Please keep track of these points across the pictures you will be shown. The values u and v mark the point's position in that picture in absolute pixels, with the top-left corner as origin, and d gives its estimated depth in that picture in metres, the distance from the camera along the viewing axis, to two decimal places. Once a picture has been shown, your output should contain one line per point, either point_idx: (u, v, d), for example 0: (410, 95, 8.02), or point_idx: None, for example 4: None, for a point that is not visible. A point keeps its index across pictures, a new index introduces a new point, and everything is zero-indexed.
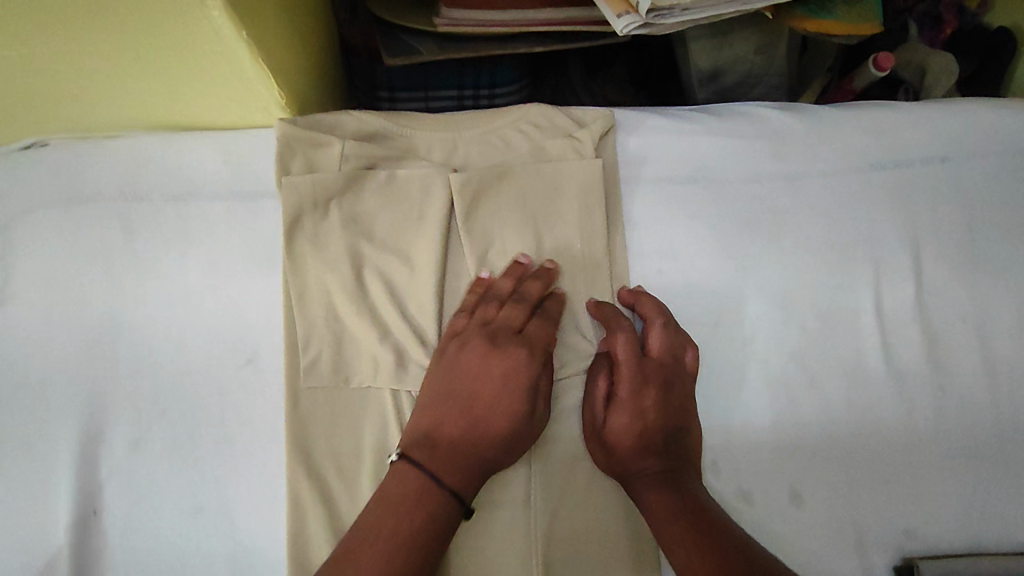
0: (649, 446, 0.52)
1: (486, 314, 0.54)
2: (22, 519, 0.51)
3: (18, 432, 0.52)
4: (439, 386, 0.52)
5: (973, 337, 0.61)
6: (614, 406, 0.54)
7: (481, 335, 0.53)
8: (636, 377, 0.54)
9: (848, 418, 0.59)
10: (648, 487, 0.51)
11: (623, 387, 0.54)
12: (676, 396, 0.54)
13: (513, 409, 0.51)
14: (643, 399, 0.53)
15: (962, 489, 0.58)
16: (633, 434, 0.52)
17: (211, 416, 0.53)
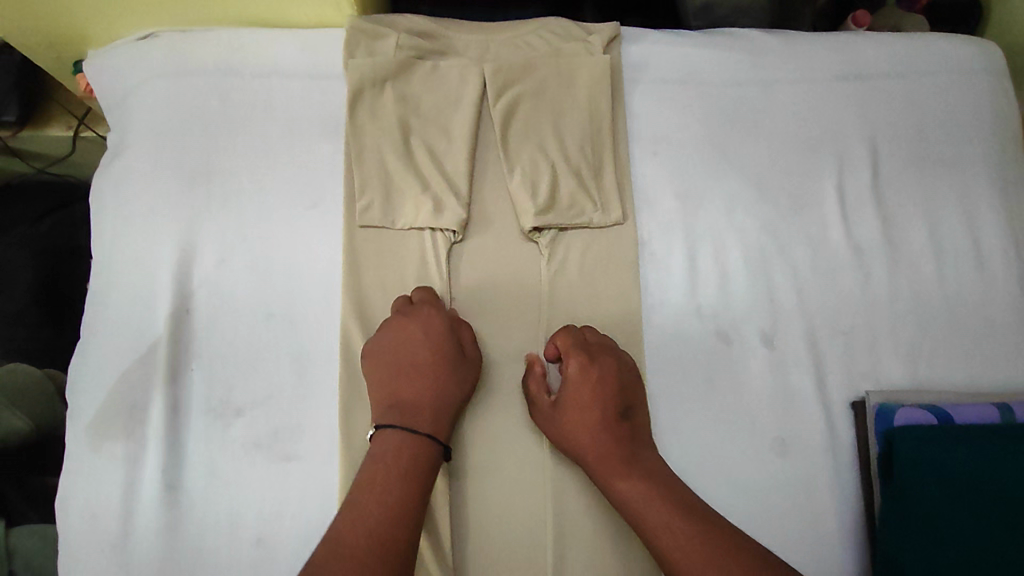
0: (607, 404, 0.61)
1: (418, 300, 0.63)
2: (133, 313, 0.64)
3: (132, 250, 0.66)
4: (387, 364, 0.62)
5: (922, 221, 0.71)
6: (569, 413, 0.61)
7: (413, 328, 0.62)
8: (588, 370, 0.62)
9: (813, 279, 0.69)
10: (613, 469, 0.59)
11: (575, 378, 0.62)
12: (619, 386, 0.62)
13: (443, 380, 0.61)
14: (595, 385, 0.62)
15: (910, 342, 0.68)
16: (594, 433, 0.60)
17: (284, 244, 0.66)
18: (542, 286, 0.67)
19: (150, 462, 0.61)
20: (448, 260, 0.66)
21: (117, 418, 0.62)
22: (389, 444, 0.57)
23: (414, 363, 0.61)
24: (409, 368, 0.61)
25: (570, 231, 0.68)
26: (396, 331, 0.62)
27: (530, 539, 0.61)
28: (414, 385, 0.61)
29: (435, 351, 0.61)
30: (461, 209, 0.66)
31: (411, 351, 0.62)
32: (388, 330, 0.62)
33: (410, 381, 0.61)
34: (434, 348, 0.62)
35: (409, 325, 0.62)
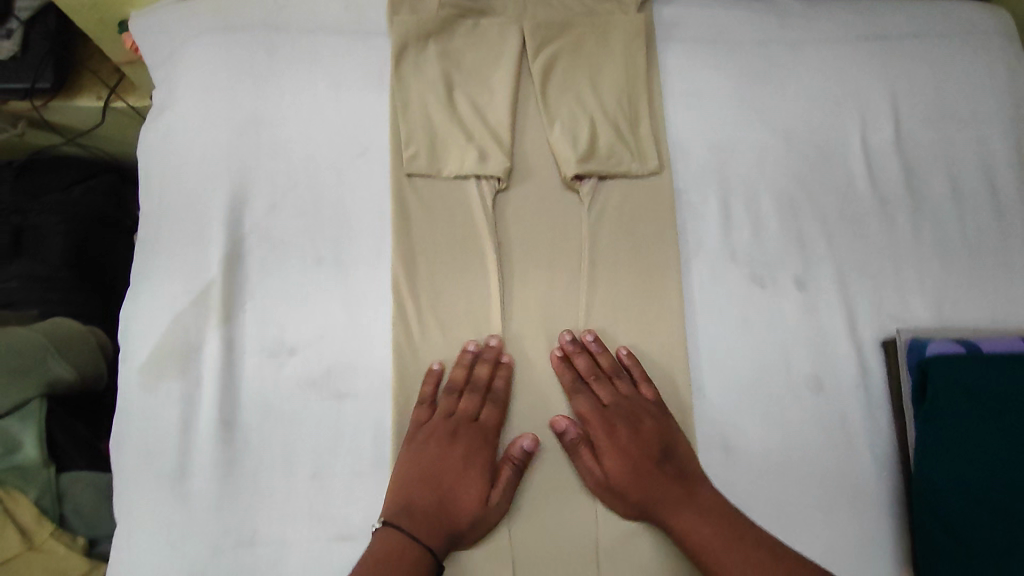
0: (641, 453, 0.62)
1: (450, 406, 0.63)
2: (185, 258, 0.65)
3: (182, 197, 0.67)
4: (413, 464, 0.61)
5: (943, 172, 0.74)
6: (605, 474, 0.62)
7: (445, 428, 0.62)
8: (615, 429, 0.63)
9: (841, 227, 0.72)
10: (674, 515, 0.60)
11: (602, 441, 0.63)
12: (646, 427, 0.63)
13: (477, 488, 0.60)
14: (627, 444, 0.62)
15: (935, 285, 0.71)
16: (641, 487, 0.61)
17: (331, 192, 0.67)
18: (585, 232, 0.69)
19: (206, 399, 0.62)
20: (492, 205, 0.69)
21: (171, 357, 0.63)
22: (393, 553, 0.56)
23: (443, 469, 0.61)
24: (430, 481, 0.60)
25: (610, 181, 0.71)
26: (433, 436, 0.62)
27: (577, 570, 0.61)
28: (437, 492, 0.60)
29: (475, 460, 0.61)
30: (505, 157, 0.69)
31: (445, 462, 0.61)
32: (411, 442, 0.62)
33: (424, 483, 0.60)
34: (474, 426, 0.63)
35: (438, 441, 0.61)
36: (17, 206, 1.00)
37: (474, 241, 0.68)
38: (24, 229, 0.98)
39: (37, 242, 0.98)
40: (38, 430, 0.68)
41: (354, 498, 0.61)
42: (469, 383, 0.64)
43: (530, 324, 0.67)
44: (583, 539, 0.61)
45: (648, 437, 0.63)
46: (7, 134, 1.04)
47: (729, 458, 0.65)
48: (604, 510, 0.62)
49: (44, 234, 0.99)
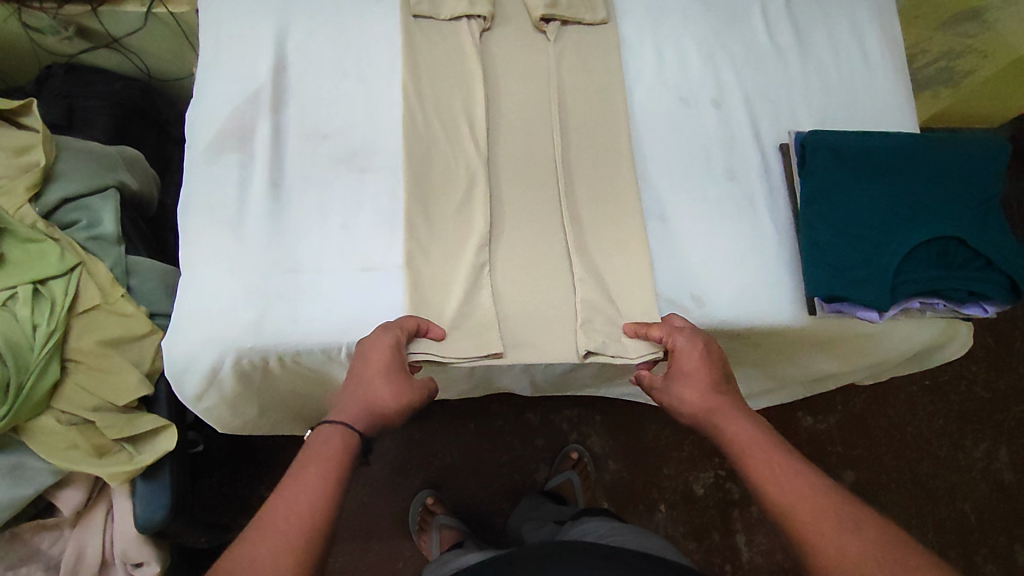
0: (703, 388, 0.73)
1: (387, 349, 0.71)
2: (239, 70, 0.83)
3: (234, 28, 0.86)
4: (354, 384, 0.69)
5: (823, 30, 0.98)
6: (684, 402, 0.74)
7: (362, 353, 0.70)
8: (685, 368, 0.74)
9: (747, 66, 0.94)
10: (721, 422, 0.70)
11: (677, 378, 0.75)
12: (702, 377, 0.73)
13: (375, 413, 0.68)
14: (699, 374, 0.73)
15: (816, 108, 0.94)
16: (710, 416, 0.71)
17: (355, 28, 0.87)
18: (554, 62, 0.90)
19: (258, 168, 0.79)
20: (480, 40, 0.89)
21: (230, 138, 0.80)
22: (329, 453, 0.62)
23: (365, 393, 0.68)
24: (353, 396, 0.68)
25: (569, 28, 0.92)
26: (378, 356, 0.69)
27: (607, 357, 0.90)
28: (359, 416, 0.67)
29: (379, 381, 0.68)
30: (490, 3, 0.89)
31: (368, 386, 0.69)
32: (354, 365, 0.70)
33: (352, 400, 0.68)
34: (386, 359, 0.69)
35: (365, 367, 0.69)
36: (69, 92, 1.15)
37: (465, 65, 0.87)
38: (77, 109, 1.13)
39: (86, 118, 1.13)
40: (114, 210, 0.83)
41: (377, 239, 0.79)
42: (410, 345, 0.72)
43: (511, 126, 0.87)
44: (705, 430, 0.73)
45: (714, 376, 0.73)
46: (60, 36, 1.21)
47: (668, 243, 0.85)
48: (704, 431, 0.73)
49: (93, 114, 1.14)
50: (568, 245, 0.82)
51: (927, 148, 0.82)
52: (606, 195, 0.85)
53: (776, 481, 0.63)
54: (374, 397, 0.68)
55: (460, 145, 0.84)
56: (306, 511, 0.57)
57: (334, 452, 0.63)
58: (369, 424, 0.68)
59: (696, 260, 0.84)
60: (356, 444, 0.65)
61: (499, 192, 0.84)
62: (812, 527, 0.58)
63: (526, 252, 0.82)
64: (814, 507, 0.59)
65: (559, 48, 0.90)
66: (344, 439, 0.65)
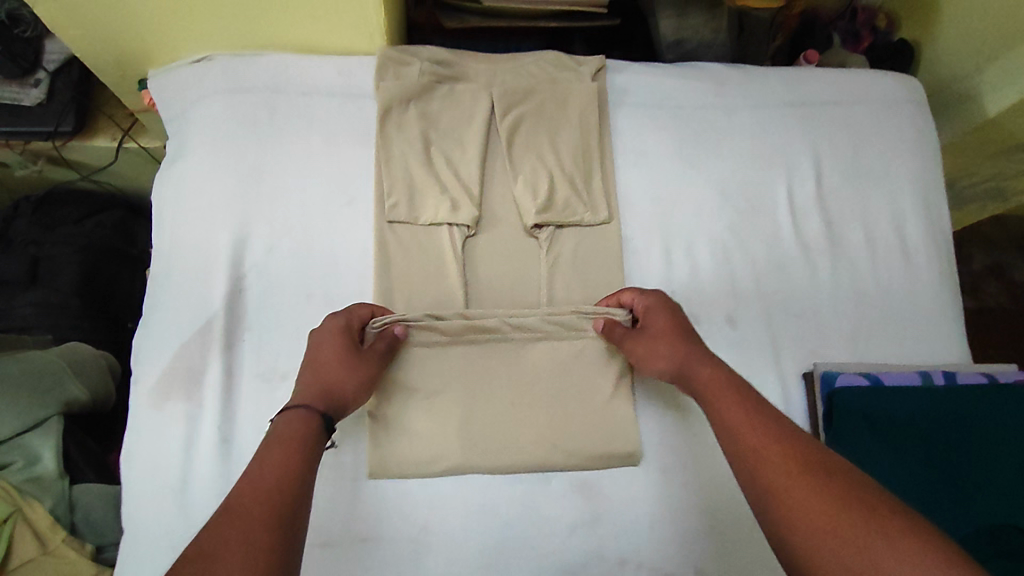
0: (675, 336, 0.68)
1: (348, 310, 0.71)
2: (190, 294, 0.74)
3: (186, 239, 0.77)
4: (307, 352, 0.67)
5: (858, 225, 0.86)
6: (655, 363, 0.69)
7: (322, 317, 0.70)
8: (653, 323, 0.70)
9: (766, 270, 0.83)
10: (692, 374, 0.65)
11: (646, 342, 0.70)
12: (669, 327, 0.69)
13: (338, 363, 0.66)
14: (665, 334, 0.69)
15: (851, 328, 0.83)
16: (687, 364, 0.66)
17: (322, 237, 0.77)
18: (548, 272, 0.79)
19: (206, 421, 0.71)
20: (463, 250, 0.78)
21: (178, 381, 0.72)
22: (286, 433, 0.57)
23: (324, 354, 0.66)
24: (313, 361, 0.66)
25: (566, 231, 0.80)
26: (331, 324, 0.68)
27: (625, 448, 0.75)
28: (313, 375, 0.65)
29: (339, 358, 0.66)
30: (475, 207, 0.79)
31: (321, 348, 0.66)
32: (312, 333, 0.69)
33: (306, 367, 0.66)
34: (342, 342, 0.67)
35: (324, 329, 0.68)
36: (35, 239, 1.08)
37: (445, 281, 0.77)
38: (42, 260, 1.06)
39: (52, 269, 1.06)
40: (57, 446, 0.75)
41: (337, 506, 0.71)
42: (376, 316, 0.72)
43: (498, 349, 0.76)
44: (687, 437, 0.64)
45: (677, 330, 0.69)
46: (28, 170, 1.13)
47: (667, 496, 0.75)
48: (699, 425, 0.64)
49: (59, 265, 1.07)
50: (553, 507, 0.73)
51: (966, 409, 0.73)
52: (603, 439, 0.75)
53: (760, 434, 0.55)
54: (333, 380, 0.65)
55: (438, 380, 0.75)
56: (272, 489, 0.51)
57: (298, 431, 0.58)
58: (328, 402, 0.63)
59: (699, 521, 0.75)
60: (321, 421, 0.60)
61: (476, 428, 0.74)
62: (790, 492, 0.50)
63: (493, 425, 0.74)
64: (797, 454, 0.53)
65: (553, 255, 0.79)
66: (302, 417, 0.60)
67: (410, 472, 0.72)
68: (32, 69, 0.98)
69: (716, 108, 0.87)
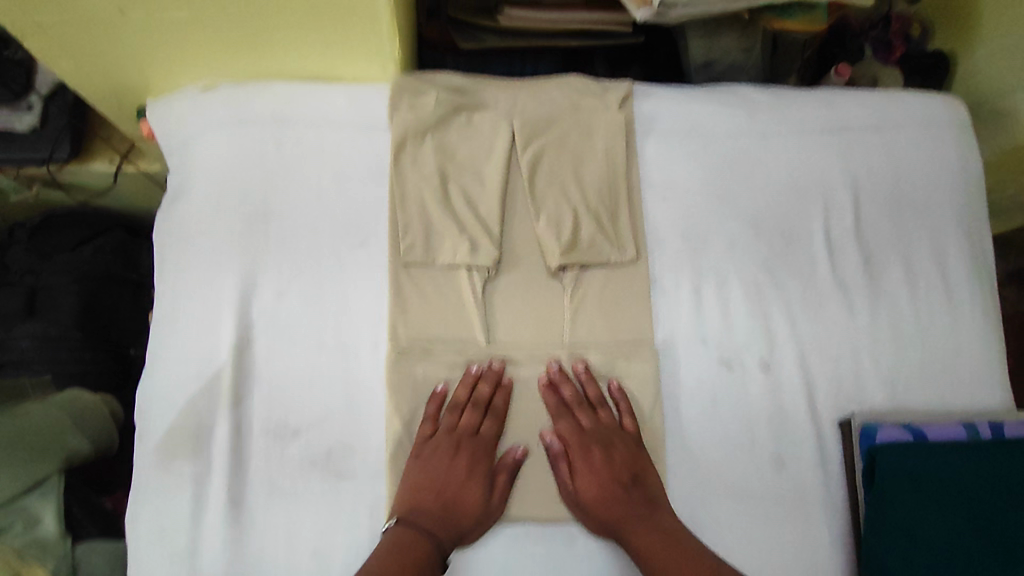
0: (610, 461, 0.69)
1: (474, 423, 0.70)
2: (194, 343, 0.70)
3: (190, 283, 0.72)
4: (423, 471, 0.68)
5: (900, 259, 0.81)
6: (577, 487, 0.69)
7: (447, 440, 0.69)
8: (593, 439, 0.70)
9: (803, 309, 0.78)
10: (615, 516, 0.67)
11: (577, 461, 0.69)
12: (608, 449, 0.70)
13: (475, 506, 0.67)
14: (597, 458, 0.69)
15: (891, 371, 0.78)
16: (608, 495, 0.68)
17: (333, 281, 0.73)
18: (573, 316, 0.75)
19: (215, 482, 0.67)
20: (482, 294, 0.74)
21: (185, 439, 0.68)
22: (404, 563, 0.61)
23: (456, 495, 0.67)
24: (446, 499, 0.67)
25: (592, 272, 0.76)
26: (460, 443, 0.69)
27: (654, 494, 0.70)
28: (441, 504, 0.66)
29: (478, 504, 0.67)
30: (494, 248, 0.74)
31: (455, 467, 0.68)
32: (441, 436, 0.69)
33: (429, 491, 0.67)
34: (477, 485, 0.68)
35: (462, 453, 0.69)
36: (32, 270, 1.04)
37: (465, 327, 0.73)
38: (39, 291, 1.02)
39: (51, 301, 1.02)
40: (58, 507, 0.72)
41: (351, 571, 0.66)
42: (498, 409, 0.71)
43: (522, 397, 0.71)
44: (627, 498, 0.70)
45: (614, 451, 0.70)
46: (23, 194, 1.08)
47: None
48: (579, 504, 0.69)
49: (58, 294, 1.02)
50: (577, 568, 0.69)
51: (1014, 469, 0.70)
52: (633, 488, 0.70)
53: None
54: (461, 518, 0.66)
55: (453, 424, 0.70)
56: None
57: (416, 570, 0.61)
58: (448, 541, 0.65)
59: None
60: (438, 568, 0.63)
61: (483, 472, 0.69)
62: None
63: (515, 468, 0.70)
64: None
65: (578, 297, 0.75)
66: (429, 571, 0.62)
67: None
68: (23, 94, 0.93)
69: (749, 135, 0.82)
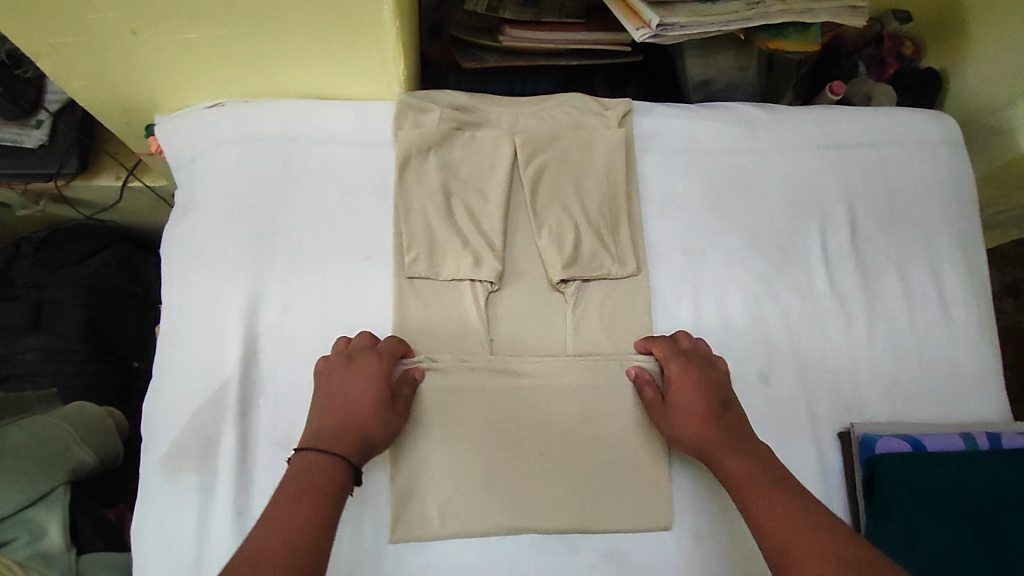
0: (706, 392, 0.68)
1: (366, 343, 0.69)
2: (201, 356, 0.71)
3: (196, 297, 0.73)
4: (323, 393, 0.66)
5: (896, 273, 0.82)
6: (675, 408, 0.69)
7: (340, 358, 0.68)
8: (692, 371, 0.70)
9: (801, 321, 0.79)
10: (718, 457, 0.65)
11: (675, 383, 0.70)
12: (708, 380, 0.69)
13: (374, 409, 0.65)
14: (695, 387, 0.69)
15: (889, 382, 0.79)
16: (701, 419, 0.67)
17: (339, 294, 0.74)
18: (575, 328, 0.76)
19: (221, 493, 0.68)
20: (486, 306, 0.75)
21: (191, 450, 0.69)
22: (310, 482, 0.58)
23: (355, 406, 0.65)
24: (348, 410, 0.64)
25: (593, 286, 0.77)
26: (353, 358, 0.68)
27: (656, 512, 0.71)
28: (342, 417, 0.64)
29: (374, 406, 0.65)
30: (497, 262, 0.75)
31: (348, 380, 0.66)
32: (341, 356, 0.68)
33: (330, 408, 0.65)
34: (373, 390, 0.65)
35: (353, 366, 0.67)
36: (38, 281, 1.05)
37: (468, 340, 0.74)
38: (44, 304, 1.03)
39: (55, 313, 1.02)
40: (64, 518, 0.72)
41: None
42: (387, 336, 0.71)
43: (525, 409, 0.71)
44: (633, 499, 0.71)
45: (714, 386, 0.69)
46: (30, 210, 1.09)
47: (702, 564, 0.71)
48: (585, 514, 0.70)
49: (63, 307, 1.03)
50: None
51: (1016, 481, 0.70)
52: (636, 501, 0.71)
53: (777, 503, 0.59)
54: (366, 428, 0.64)
55: (458, 442, 0.69)
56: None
57: (322, 484, 0.58)
58: (357, 454, 0.63)
59: None
60: (349, 475, 0.61)
61: (489, 492, 0.69)
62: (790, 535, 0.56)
63: (518, 485, 0.70)
64: (804, 515, 0.57)
65: (580, 310, 0.76)
66: (337, 479, 0.60)
67: (428, 540, 0.68)
68: (32, 110, 0.95)
69: (746, 151, 0.84)
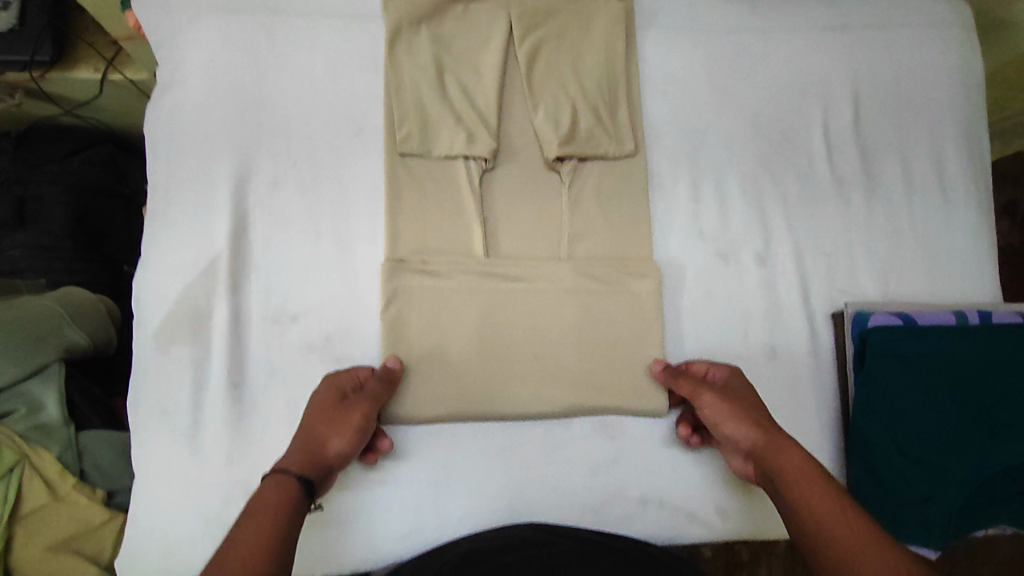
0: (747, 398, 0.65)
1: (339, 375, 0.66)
2: (189, 232, 0.70)
3: (180, 173, 0.71)
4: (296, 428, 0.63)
5: (897, 158, 0.81)
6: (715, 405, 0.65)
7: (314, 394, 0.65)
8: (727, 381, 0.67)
9: (799, 205, 0.78)
10: (764, 454, 0.60)
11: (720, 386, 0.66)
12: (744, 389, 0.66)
13: (324, 420, 0.61)
14: (740, 393, 0.65)
15: (883, 265, 0.79)
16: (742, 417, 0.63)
17: (329, 171, 0.72)
18: (571, 208, 0.74)
19: (215, 364, 0.68)
20: (480, 185, 0.74)
21: (182, 323, 0.68)
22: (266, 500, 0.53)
23: (311, 425, 0.61)
24: (306, 430, 0.60)
25: (591, 166, 0.76)
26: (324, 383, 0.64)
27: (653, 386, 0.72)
28: (301, 438, 0.60)
29: (326, 418, 0.61)
30: (492, 138, 0.73)
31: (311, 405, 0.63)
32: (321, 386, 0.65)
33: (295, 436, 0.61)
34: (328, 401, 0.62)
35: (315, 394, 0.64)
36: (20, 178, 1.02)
37: (463, 218, 0.73)
38: (27, 200, 1.00)
39: (39, 210, 1.00)
40: (60, 391, 0.72)
41: None
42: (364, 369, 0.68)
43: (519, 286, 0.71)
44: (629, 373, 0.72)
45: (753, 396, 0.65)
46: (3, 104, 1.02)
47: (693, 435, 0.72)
48: (581, 387, 0.71)
49: (47, 203, 1.01)
50: (574, 448, 0.71)
51: (1001, 353, 0.72)
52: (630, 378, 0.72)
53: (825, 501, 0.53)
54: (319, 442, 0.60)
55: (453, 313, 0.70)
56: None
57: (276, 498, 0.53)
58: (314, 469, 0.58)
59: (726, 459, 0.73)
60: (304, 491, 0.55)
61: (483, 363, 0.70)
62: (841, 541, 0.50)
63: (511, 356, 0.70)
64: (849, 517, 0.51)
65: (578, 190, 0.75)
66: (290, 490, 0.54)
67: (422, 410, 0.68)
68: None
69: (750, 31, 0.81)
